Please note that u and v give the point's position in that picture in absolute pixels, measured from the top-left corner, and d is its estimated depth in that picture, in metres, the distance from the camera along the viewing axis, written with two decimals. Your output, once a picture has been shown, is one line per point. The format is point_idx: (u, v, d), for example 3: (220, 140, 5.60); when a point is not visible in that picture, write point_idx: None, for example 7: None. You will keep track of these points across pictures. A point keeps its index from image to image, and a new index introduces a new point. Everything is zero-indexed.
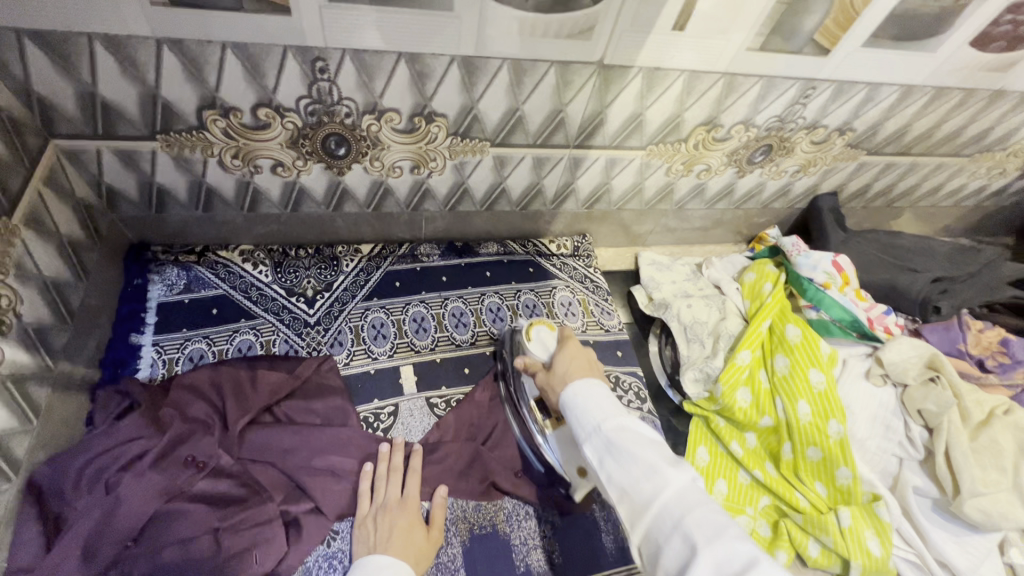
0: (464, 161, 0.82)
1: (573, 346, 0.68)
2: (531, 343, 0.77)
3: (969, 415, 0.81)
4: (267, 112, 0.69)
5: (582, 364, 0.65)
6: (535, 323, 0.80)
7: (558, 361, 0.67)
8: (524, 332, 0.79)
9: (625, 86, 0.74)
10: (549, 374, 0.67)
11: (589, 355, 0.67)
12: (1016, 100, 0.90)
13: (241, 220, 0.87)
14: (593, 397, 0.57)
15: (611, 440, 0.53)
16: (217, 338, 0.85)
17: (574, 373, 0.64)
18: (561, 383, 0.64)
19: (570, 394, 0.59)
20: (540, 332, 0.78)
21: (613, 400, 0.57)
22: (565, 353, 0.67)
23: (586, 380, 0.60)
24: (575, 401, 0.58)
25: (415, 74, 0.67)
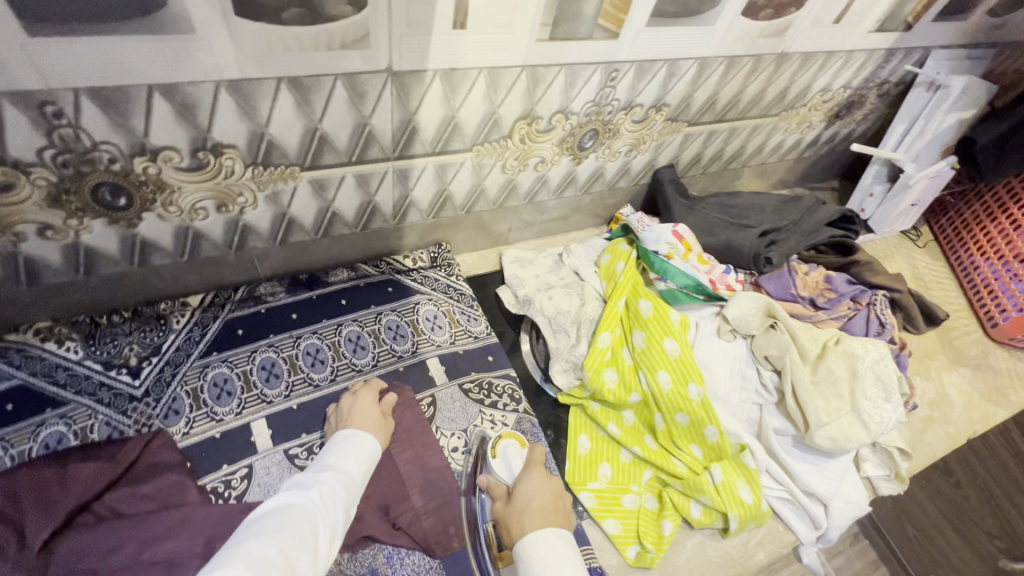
0: (277, 191, 0.76)
1: (536, 477, 0.73)
2: (495, 459, 0.80)
3: (807, 351, 0.88)
4: (3, 172, 0.58)
5: (546, 500, 0.69)
6: (505, 437, 0.83)
7: (524, 490, 0.71)
8: (492, 445, 0.82)
9: (426, 91, 0.72)
10: (509, 504, 0.71)
11: (553, 490, 0.72)
12: (800, 60, 0.98)
13: (24, 296, 0.75)
14: (550, 557, 0.61)
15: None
16: (16, 437, 0.71)
17: (532, 511, 0.67)
18: (518, 515, 0.67)
19: (529, 547, 0.62)
20: (508, 447, 0.82)
21: (570, 562, 0.61)
22: (531, 486, 0.72)
23: (544, 531, 0.64)
24: (533, 558, 0.61)
25: (178, 106, 0.60)
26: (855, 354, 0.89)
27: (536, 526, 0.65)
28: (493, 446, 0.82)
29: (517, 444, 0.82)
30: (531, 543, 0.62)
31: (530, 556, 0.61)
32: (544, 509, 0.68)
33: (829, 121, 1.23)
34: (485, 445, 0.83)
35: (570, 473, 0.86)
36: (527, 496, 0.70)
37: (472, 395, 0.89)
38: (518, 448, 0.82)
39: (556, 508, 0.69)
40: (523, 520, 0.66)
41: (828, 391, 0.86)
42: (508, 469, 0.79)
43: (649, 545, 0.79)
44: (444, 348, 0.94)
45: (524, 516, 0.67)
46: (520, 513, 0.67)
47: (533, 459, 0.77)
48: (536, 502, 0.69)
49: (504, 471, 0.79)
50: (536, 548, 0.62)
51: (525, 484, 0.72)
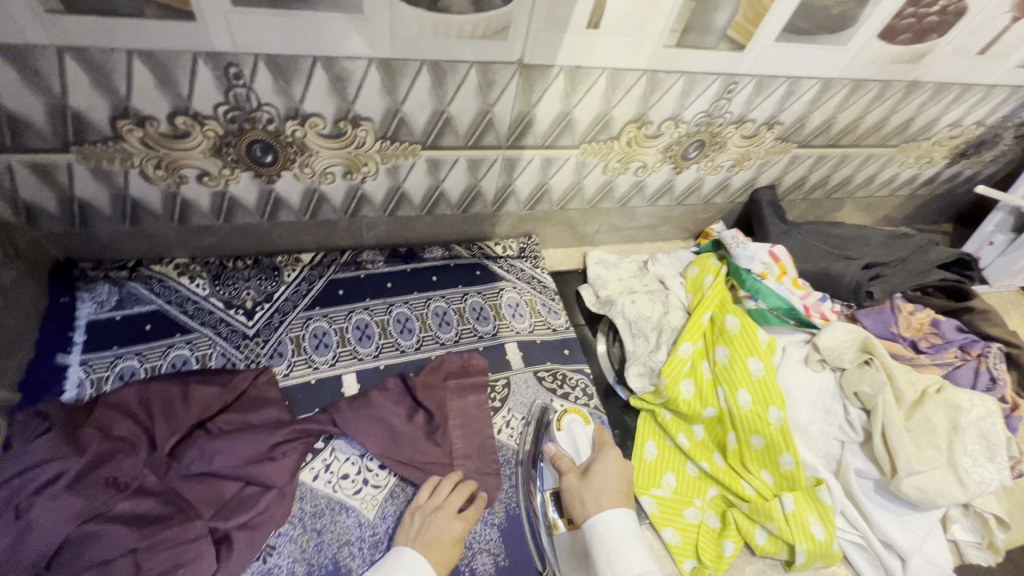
0: (397, 165, 0.82)
1: (614, 458, 0.74)
2: (561, 432, 0.83)
3: (903, 396, 0.83)
4: (185, 121, 0.68)
5: (621, 483, 0.70)
6: (571, 411, 0.86)
7: (600, 470, 0.72)
8: (558, 418, 0.85)
9: (549, 85, 0.75)
10: (581, 480, 0.71)
11: (628, 472, 0.73)
12: (932, 90, 0.94)
13: (173, 232, 0.85)
14: (625, 536, 0.64)
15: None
16: (150, 354, 0.82)
17: (608, 492, 0.69)
18: (594, 492, 0.69)
19: (606, 522, 0.65)
20: (572, 422, 0.84)
21: (643, 543, 0.64)
22: (608, 466, 0.73)
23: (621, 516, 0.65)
24: (610, 534, 0.64)
25: (333, 77, 0.67)
26: (958, 407, 0.83)
27: (614, 510, 0.66)
28: (558, 420, 0.84)
29: (582, 420, 0.85)
30: (610, 520, 0.65)
31: (606, 531, 0.65)
32: (622, 493, 0.70)
33: (953, 159, 1.15)
34: (548, 419, 0.85)
35: (634, 476, 0.86)
36: (602, 478, 0.71)
37: (545, 383, 0.91)
38: (582, 424, 0.84)
39: (631, 492, 0.70)
40: (601, 498, 0.68)
41: (923, 440, 0.81)
42: (573, 443, 0.82)
43: (708, 562, 0.77)
44: (523, 335, 0.96)
45: (604, 493, 0.69)
46: (596, 491, 0.69)
47: (601, 439, 0.79)
48: (612, 484, 0.70)
49: (570, 444, 0.82)
50: (613, 526, 0.65)
51: (600, 462, 0.73)
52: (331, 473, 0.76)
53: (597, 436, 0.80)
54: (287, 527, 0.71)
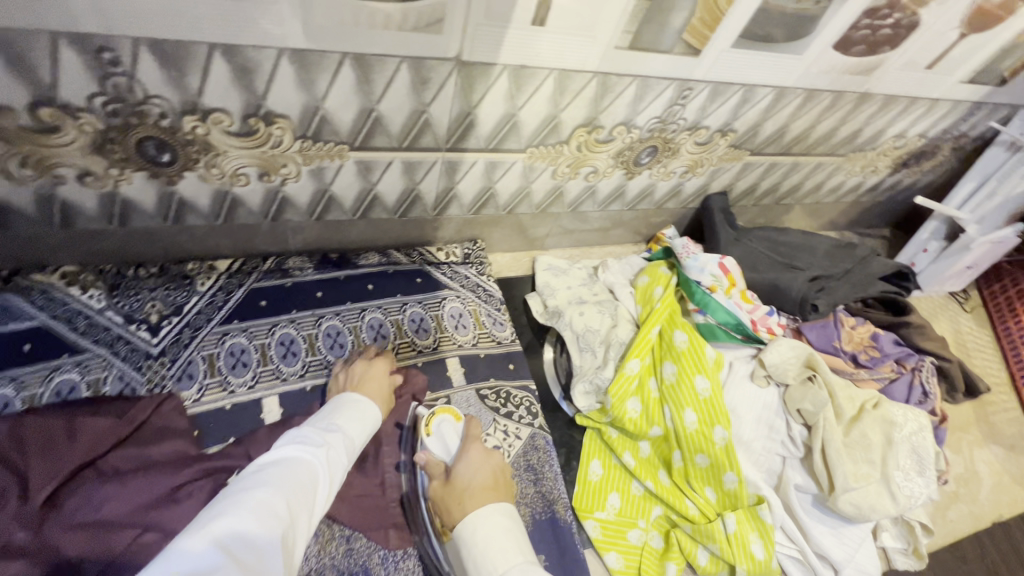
0: (322, 167, 0.73)
1: (476, 454, 0.71)
2: (430, 438, 0.76)
3: (843, 412, 0.83)
4: (51, 113, 0.56)
5: (486, 479, 0.67)
6: (440, 412, 0.78)
7: (463, 470, 0.68)
8: (424, 422, 0.77)
9: (491, 85, 0.68)
10: (446, 486, 0.68)
11: (492, 466, 0.70)
12: (881, 102, 0.93)
13: (55, 237, 0.73)
14: (492, 532, 0.60)
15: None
16: (29, 380, 0.71)
17: (471, 492, 0.65)
18: (460, 497, 0.66)
19: (469, 529, 0.60)
20: (443, 423, 0.77)
21: (512, 536, 0.60)
22: (469, 464, 0.69)
23: (489, 516, 0.61)
24: (475, 540, 0.59)
25: (237, 69, 0.57)
26: (893, 422, 0.84)
27: (480, 509, 0.63)
28: (426, 424, 0.76)
29: (453, 419, 0.77)
30: (472, 521, 0.61)
31: (471, 534, 0.60)
32: (486, 488, 0.66)
33: (895, 169, 1.17)
34: (418, 423, 0.78)
35: (578, 499, 0.83)
36: (466, 477, 0.68)
37: (488, 402, 0.86)
38: (453, 423, 0.77)
39: (498, 485, 0.67)
40: (464, 502, 0.65)
41: (858, 455, 0.82)
42: (444, 447, 0.75)
43: None
44: (465, 349, 0.91)
45: (468, 496, 0.65)
46: (460, 495, 0.66)
47: (469, 433, 0.75)
48: (477, 480, 0.67)
49: (440, 449, 0.75)
50: (477, 527, 0.60)
51: (462, 461, 0.70)
52: None
53: (464, 431, 0.76)
54: None
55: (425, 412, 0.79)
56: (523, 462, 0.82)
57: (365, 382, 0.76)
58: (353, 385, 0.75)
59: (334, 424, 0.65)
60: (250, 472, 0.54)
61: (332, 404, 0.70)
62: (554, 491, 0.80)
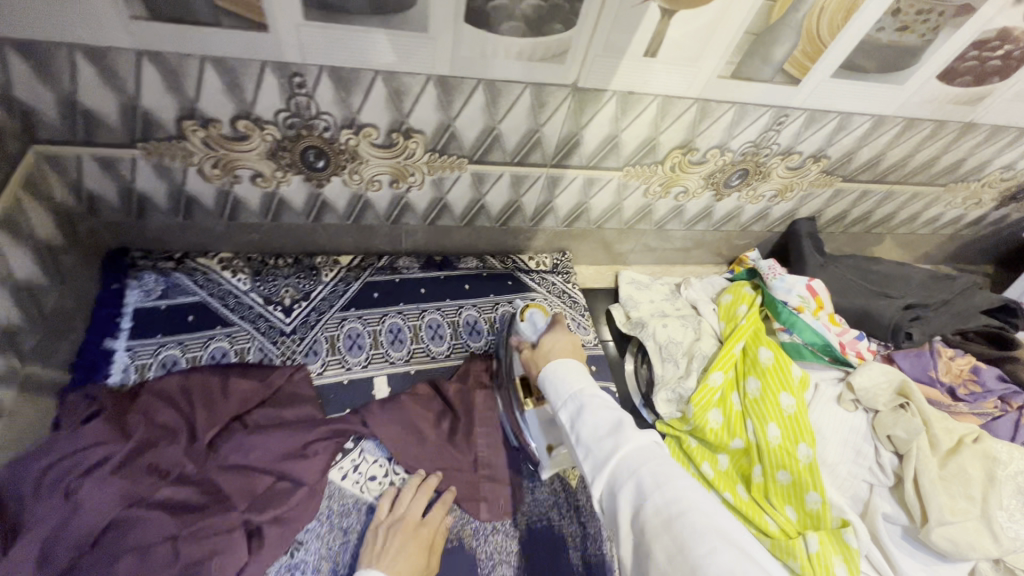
0: (442, 177, 0.83)
1: (559, 332, 0.72)
2: (523, 323, 0.80)
3: (939, 443, 0.81)
4: (246, 124, 0.70)
5: (566, 346, 0.70)
6: (531, 306, 0.82)
7: (546, 342, 0.71)
8: (518, 313, 0.82)
9: (600, 109, 0.76)
10: (533, 351, 0.72)
11: (573, 341, 0.71)
12: (987, 133, 0.92)
13: (222, 228, 0.88)
14: (567, 372, 0.62)
15: (582, 404, 0.57)
16: (191, 344, 0.85)
17: (556, 352, 0.68)
18: (544, 358, 0.69)
19: (546, 372, 0.64)
20: (534, 314, 0.81)
21: (587, 376, 0.62)
22: (553, 337, 0.72)
23: (568, 361, 0.64)
24: (553, 376, 0.63)
25: (392, 91, 0.69)
26: (996, 458, 0.81)
27: (560, 359, 0.65)
28: (521, 312, 0.81)
29: (543, 313, 0.81)
30: (551, 366, 0.64)
31: (549, 375, 0.64)
32: (566, 355, 0.68)
33: (1001, 202, 1.13)
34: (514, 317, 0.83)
35: None
36: (549, 344, 0.71)
37: None
38: (543, 315, 0.80)
39: (577, 352, 0.69)
40: (549, 358, 0.68)
41: (956, 489, 0.79)
42: (534, 329, 0.78)
43: None
44: None
45: (548, 359, 0.68)
46: (543, 355, 0.69)
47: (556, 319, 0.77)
48: (557, 347, 0.69)
49: (531, 332, 0.78)
50: (558, 370, 0.63)
51: (546, 335, 0.72)
52: (359, 474, 0.79)
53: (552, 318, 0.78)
54: (314, 525, 0.73)
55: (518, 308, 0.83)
56: None
57: (395, 549, 0.67)
58: (398, 522, 0.71)
59: None
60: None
61: None
62: None
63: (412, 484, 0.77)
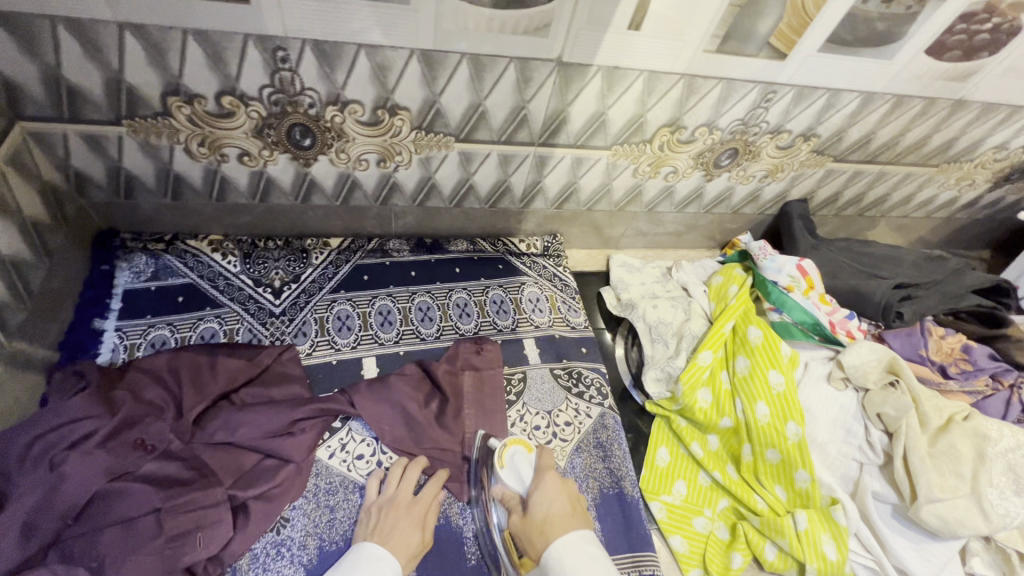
0: (430, 156, 0.83)
1: (551, 486, 0.68)
2: (504, 470, 0.73)
3: (928, 420, 0.81)
4: (230, 101, 0.70)
5: (564, 506, 0.65)
6: (511, 443, 0.75)
7: (539, 503, 0.66)
8: (497, 454, 0.75)
9: (585, 85, 0.76)
10: (525, 518, 0.65)
11: (569, 494, 0.68)
12: (978, 111, 0.91)
13: (211, 209, 0.88)
14: (580, 560, 0.57)
15: None
16: (181, 325, 0.85)
17: (555, 516, 0.63)
18: (540, 532, 0.63)
19: (555, 554, 0.58)
20: (515, 455, 0.74)
21: (600, 564, 0.57)
22: (546, 493, 0.67)
23: (575, 535, 0.60)
24: (564, 569, 0.56)
25: (376, 66, 0.69)
26: (986, 436, 0.81)
27: (566, 532, 0.60)
28: (498, 456, 0.74)
29: (525, 451, 0.75)
30: (559, 551, 0.58)
31: (558, 564, 0.57)
32: (566, 516, 0.64)
33: (995, 184, 1.12)
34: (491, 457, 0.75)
35: (645, 481, 0.86)
36: (542, 504, 0.66)
37: (560, 380, 0.92)
38: (526, 455, 0.75)
39: (578, 511, 0.65)
40: (548, 533, 0.62)
41: (945, 467, 0.78)
42: (519, 479, 0.72)
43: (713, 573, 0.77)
44: (542, 329, 0.97)
45: (546, 527, 0.62)
46: (541, 524, 0.63)
47: (542, 465, 0.72)
48: (554, 510, 0.64)
49: (515, 483, 0.72)
50: (565, 556, 0.58)
51: (537, 494, 0.67)
52: (346, 453, 0.78)
53: (537, 462, 0.73)
54: (302, 501, 0.73)
55: (496, 445, 0.76)
56: (592, 439, 0.86)
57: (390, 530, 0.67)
58: (389, 503, 0.71)
59: None
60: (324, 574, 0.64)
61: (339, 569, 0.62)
62: (622, 468, 0.84)
63: (399, 468, 0.76)
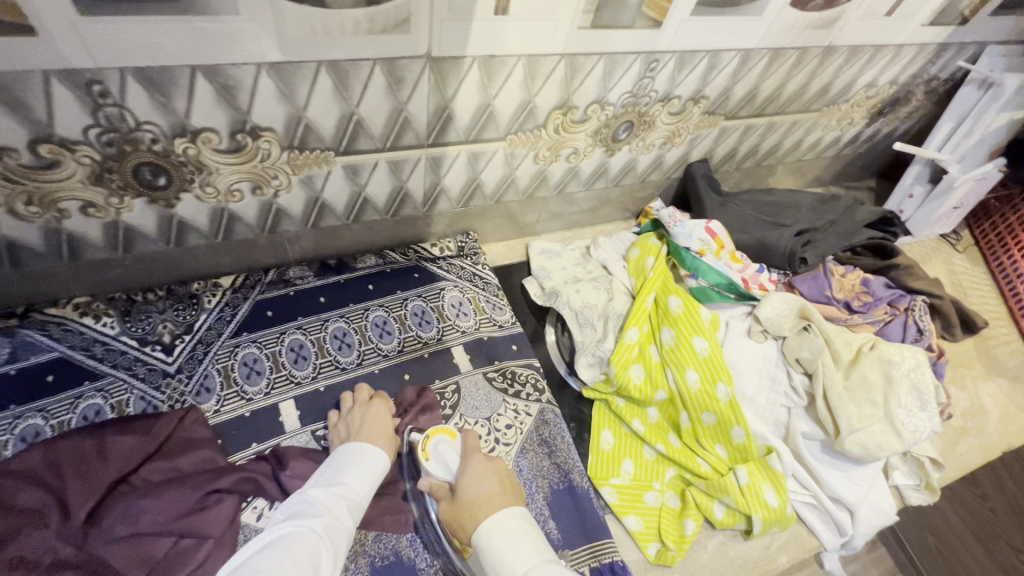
0: (311, 175, 0.76)
1: (477, 465, 0.68)
2: (429, 461, 0.72)
3: (841, 356, 0.86)
4: (50, 149, 0.59)
5: (492, 485, 0.65)
6: (434, 433, 0.74)
7: (466, 483, 0.66)
8: (421, 445, 0.74)
9: (463, 78, 0.71)
10: (455, 502, 0.65)
11: (496, 472, 0.68)
12: (847, 54, 0.95)
13: (66, 270, 0.76)
14: (509, 537, 0.59)
15: None
16: (55, 409, 0.74)
17: (482, 499, 0.63)
18: (469, 516, 0.63)
19: (486, 533, 0.59)
20: (439, 444, 0.74)
21: (529, 538, 0.59)
22: (473, 476, 0.67)
23: (505, 516, 0.61)
24: (492, 548, 0.58)
25: (219, 87, 0.60)
26: (891, 361, 0.87)
27: (494, 513, 0.61)
28: (422, 448, 0.73)
29: (449, 438, 0.75)
30: (488, 528, 0.59)
31: (488, 541, 0.59)
32: (492, 495, 0.64)
33: (871, 118, 1.19)
34: (416, 450, 0.74)
35: (592, 468, 0.86)
36: (471, 489, 0.65)
37: (496, 384, 0.89)
38: (450, 442, 0.74)
39: (505, 488, 0.66)
40: (476, 512, 0.62)
41: (860, 397, 0.84)
42: (445, 468, 0.72)
43: (670, 544, 0.79)
44: (469, 334, 0.94)
45: (474, 511, 0.63)
46: (469, 505, 0.63)
47: (467, 446, 0.72)
48: (482, 490, 0.64)
49: (442, 470, 0.71)
50: (494, 534, 0.59)
51: (463, 476, 0.67)
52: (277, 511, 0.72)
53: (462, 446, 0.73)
54: None
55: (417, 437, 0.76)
56: (536, 436, 0.85)
57: (365, 427, 0.75)
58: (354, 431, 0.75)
59: (324, 488, 0.64)
60: (234, 568, 0.54)
61: (332, 459, 0.70)
62: (568, 461, 0.84)
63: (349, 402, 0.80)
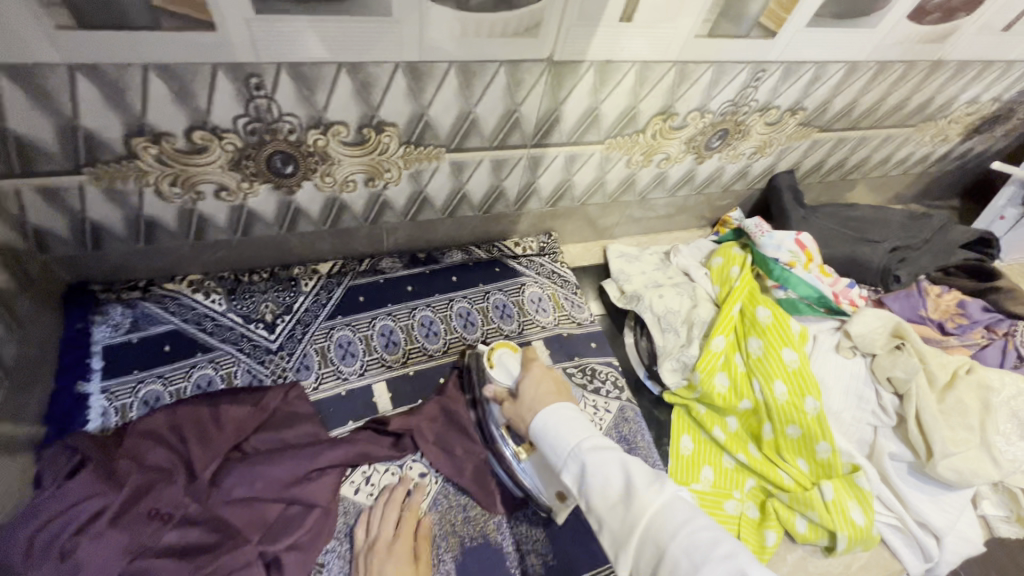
0: (420, 170, 0.79)
1: (536, 371, 0.69)
2: (494, 369, 0.76)
3: (936, 378, 0.84)
4: (203, 135, 0.64)
5: (549, 386, 0.66)
6: (497, 346, 0.79)
7: (525, 386, 0.67)
8: (486, 357, 0.78)
9: (578, 81, 0.73)
10: (516, 403, 0.67)
11: (553, 376, 0.68)
12: (954, 69, 0.93)
13: (189, 248, 0.82)
14: (563, 420, 0.60)
15: (586, 462, 0.56)
16: (173, 376, 0.79)
17: (540, 398, 0.64)
18: (528, 411, 0.65)
19: (542, 419, 0.61)
20: (502, 355, 0.77)
21: (581, 419, 0.60)
22: (532, 379, 0.68)
23: (558, 405, 0.62)
24: (548, 427, 0.60)
25: (358, 84, 0.64)
26: (989, 386, 0.84)
27: (550, 405, 0.62)
28: (487, 357, 0.77)
29: (511, 350, 0.78)
30: (544, 416, 0.61)
31: (544, 424, 0.61)
32: (549, 393, 0.65)
33: (966, 136, 1.16)
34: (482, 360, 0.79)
35: (672, 473, 0.86)
36: (528, 391, 0.66)
37: (575, 379, 0.90)
38: (511, 353, 0.77)
39: (561, 389, 0.66)
40: (533, 406, 0.64)
41: (955, 421, 0.81)
42: (508, 374, 0.74)
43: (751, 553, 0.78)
44: (549, 329, 0.96)
45: (533, 407, 0.64)
46: (527, 402, 0.65)
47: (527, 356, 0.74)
48: (539, 391, 0.65)
49: (505, 377, 0.74)
50: (549, 417, 0.61)
51: (523, 381, 0.68)
52: (371, 486, 0.76)
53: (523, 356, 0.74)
54: (334, 545, 0.70)
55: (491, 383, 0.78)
56: (615, 434, 0.86)
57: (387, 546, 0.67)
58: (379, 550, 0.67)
59: None
60: None
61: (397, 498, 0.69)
62: (648, 459, 0.85)
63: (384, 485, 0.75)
